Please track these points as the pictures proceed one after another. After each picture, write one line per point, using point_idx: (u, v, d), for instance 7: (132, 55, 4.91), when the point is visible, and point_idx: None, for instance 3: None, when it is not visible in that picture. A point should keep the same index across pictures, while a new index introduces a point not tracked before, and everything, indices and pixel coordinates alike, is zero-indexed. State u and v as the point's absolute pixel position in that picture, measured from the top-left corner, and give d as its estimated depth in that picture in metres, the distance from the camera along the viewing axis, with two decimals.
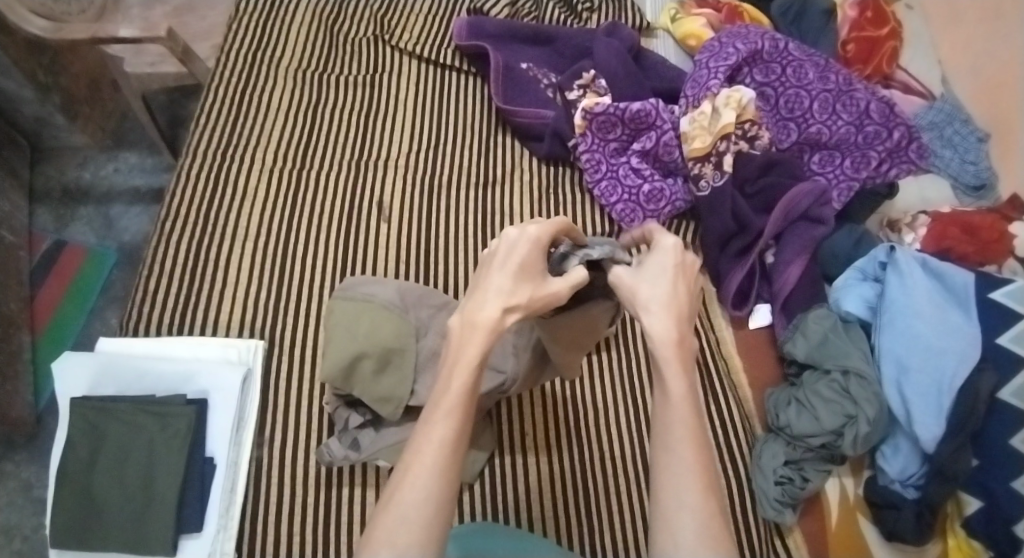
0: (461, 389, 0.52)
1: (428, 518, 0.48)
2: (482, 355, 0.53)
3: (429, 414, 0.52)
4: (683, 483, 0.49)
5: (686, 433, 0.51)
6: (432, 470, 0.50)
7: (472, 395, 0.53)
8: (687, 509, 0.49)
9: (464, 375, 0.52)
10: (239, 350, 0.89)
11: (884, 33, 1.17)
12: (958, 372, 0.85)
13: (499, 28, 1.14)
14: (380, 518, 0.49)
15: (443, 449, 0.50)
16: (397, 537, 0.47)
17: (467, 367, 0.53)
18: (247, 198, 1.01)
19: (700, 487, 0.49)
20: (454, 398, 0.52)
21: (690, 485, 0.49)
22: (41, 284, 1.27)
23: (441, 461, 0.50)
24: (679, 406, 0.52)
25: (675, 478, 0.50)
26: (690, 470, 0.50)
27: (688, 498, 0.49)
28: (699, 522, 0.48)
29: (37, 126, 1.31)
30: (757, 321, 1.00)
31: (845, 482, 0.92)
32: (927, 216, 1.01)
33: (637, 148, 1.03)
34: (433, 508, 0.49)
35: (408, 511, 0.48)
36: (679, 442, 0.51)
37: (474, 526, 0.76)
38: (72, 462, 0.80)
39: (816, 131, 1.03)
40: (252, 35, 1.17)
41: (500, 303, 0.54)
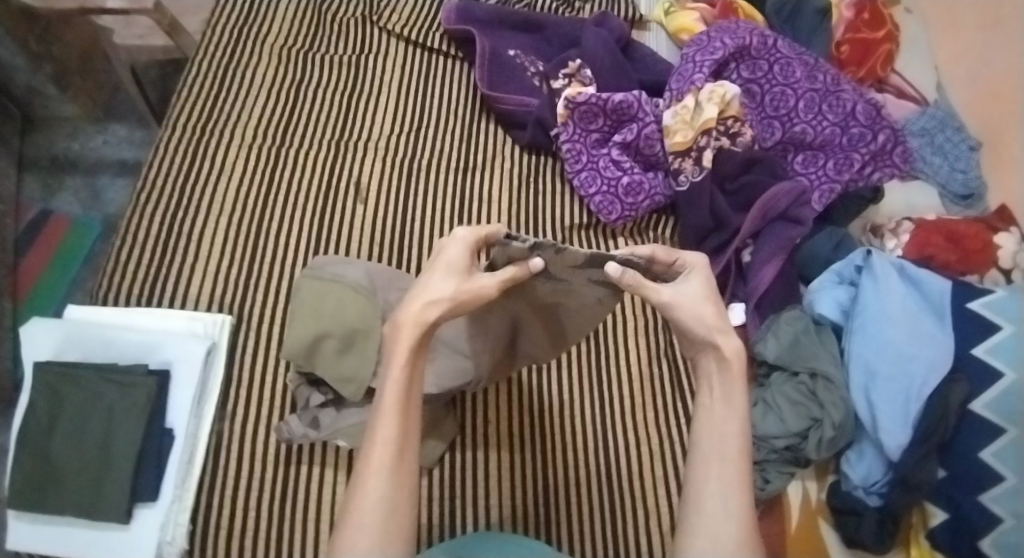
0: (398, 394, 0.59)
1: (383, 516, 0.56)
2: (411, 360, 0.60)
3: (376, 414, 0.59)
4: (728, 492, 0.57)
5: (737, 452, 0.58)
6: (383, 471, 0.57)
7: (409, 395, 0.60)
8: (730, 520, 0.56)
9: (399, 381, 0.59)
10: (205, 324, 0.89)
11: (880, 35, 1.15)
12: (928, 381, 0.84)
13: (488, 14, 1.13)
14: (344, 518, 0.57)
15: (389, 449, 0.58)
16: (359, 537, 0.55)
17: (401, 374, 0.59)
18: (225, 173, 1.01)
19: (743, 501, 0.57)
20: (393, 402, 0.59)
21: (733, 497, 0.57)
22: (26, 252, 1.28)
23: (390, 461, 0.58)
24: (731, 424, 0.60)
25: (720, 489, 0.57)
26: (734, 482, 0.57)
27: (731, 510, 0.56)
28: (740, 526, 0.56)
29: (28, 95, 1.32)
30: (732, 320, 0.97)
31: (809, 485, 0.91)
32: (911, 224, 0.99)
33: (618, 140, 1.02)
34: (390, 506, 0.57)
35: (370, 510, 0.56)
36: (730, 457, 0.58)
37: (475, 535, 0.74)
38: (32, 426, 0.80)
39: (800, 131, 1.02)
40: (240, 10, 1.16)
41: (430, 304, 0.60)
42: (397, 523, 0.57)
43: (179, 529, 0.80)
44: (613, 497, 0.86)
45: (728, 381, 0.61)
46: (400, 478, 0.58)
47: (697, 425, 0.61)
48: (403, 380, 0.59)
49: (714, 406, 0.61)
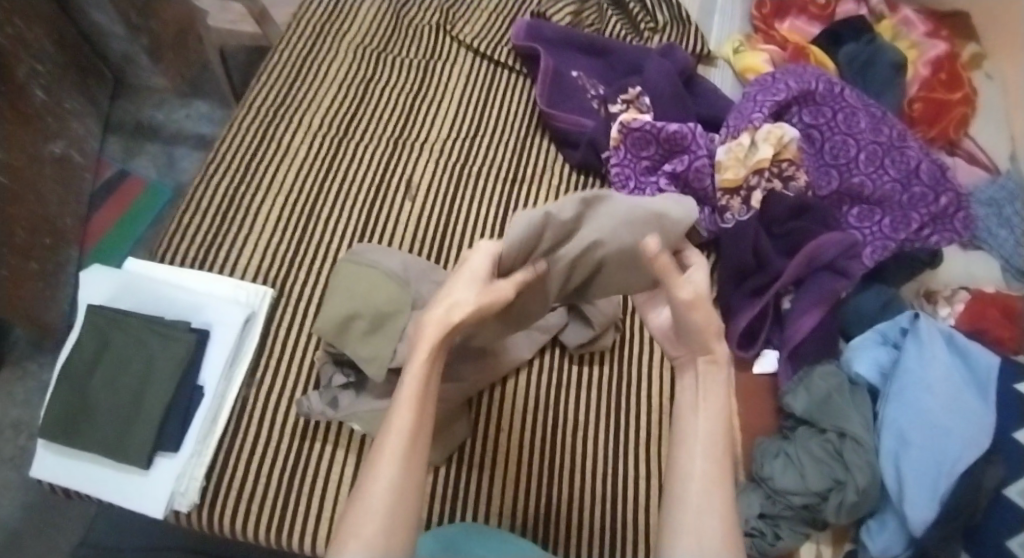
0: (418, 385, 0.56)
1: (389, 511, 0.53)
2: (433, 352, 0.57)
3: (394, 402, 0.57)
4: (711, 488, 0.54)
5: (718, 441, 0.56)
6: (395, 464, 0.54)
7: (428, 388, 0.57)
8: (713, 517, 0.53)
9: (421, 371, 0.57)
10: (248, 294, 0.92)
11: (956, 98, 1.12)
12: (962, 457, 0.80)
13: (556, 34, 1.15)
14: (349, 511, 0.54)
15: (402, 437, 0.55)
16: (361, 527, 0.52)
17: (422, 365, 0.57)
18: (287, 156, 1.05)
19: (724, 494, 0.54)
20: (411, 394, 0.56)
21: (715, 492, 0.54)
22: (98, 207, 1.35)
23: (403, 451, 0.55)
24: (714, 418, 0.57)
25: (703, 484, 0.54)
26: (716, 475, 0.54)
27: (714, 507, 0.53)
28: (723, 523, 0.53)
29: (124, 63, 1.41)
30: (762, 365, 0.96)
31: (822, 550, 0.86)
32: (968, 293, 0.95)
33: (667, 169, 1.00)
34: (399, 495, 0.54)
35: (377, 504, 0.53)
36: (711, 448, 0.55)
37: (466, 528, 0.75)
38: (76, 363, 0.85)
39: (858, 183, 0.99)
40: (326, 7, 1.22)
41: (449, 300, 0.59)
42: (405, 516, 0.54)
43: (193, 484, 0.82)
44: (614, 525, 0.84)
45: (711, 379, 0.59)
46: (412, 470, 0.55)
47: (678, 423, 0.59)
48: (422, 376, 0.57)
49: (696, 403, 0.58)
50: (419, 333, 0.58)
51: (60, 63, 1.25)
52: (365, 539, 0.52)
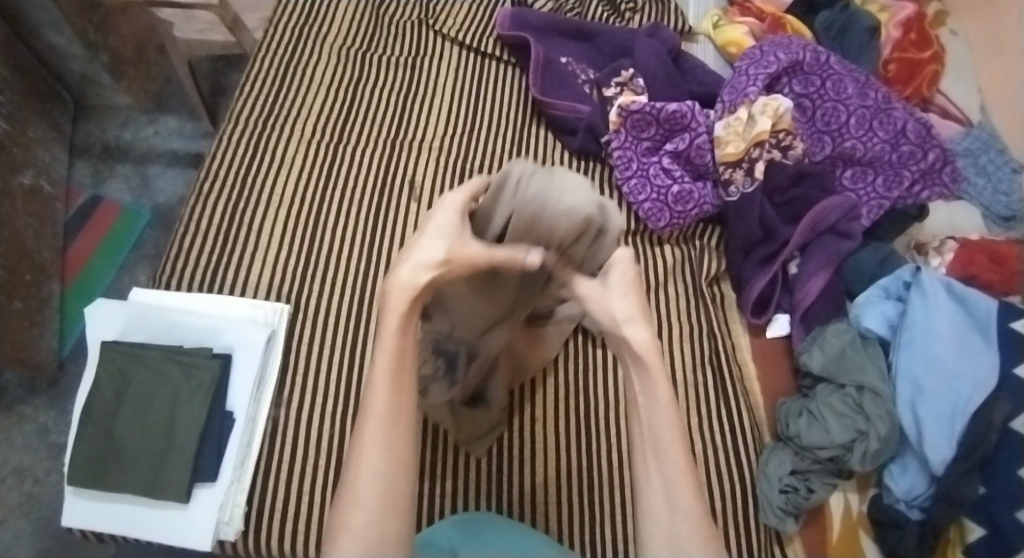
0: (392, 357, 0.54)
1: (381, 502, 0.51)
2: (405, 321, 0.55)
3: (371, 377, 0.54)
4: (672, 489, 0.54)
5: (673, 439, 0.56)
6: (381, 449, 0.52)
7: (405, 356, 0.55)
8: (679, 515, 0.54)
9: (394, 340, 0.54)
10: (267, 312, 0.91)
11: (926, 56, 1.17)
12: (974, 398, 0.85)
13: (542, 21, 1.16)
14: (341, 507, 0.52)
15: (385, 421, 0.53)
16: (354, 519, 0.50)
17: (396, 333, 0.55)
18: (284, 167, 1.03)
19: (689, 488, 0.54)
20: (386, 365, 0.54)
21: (679, 491, 0.54)
22: (75, 236, 1.30)
23: (385, 434, 0.52)
24: (664, 409, 0.56)
25: (663, 484, 0.55)
26: (678, 473, 0.55)
27: (679, 505, 0.54)
28: (693, 521, 0.53)
29: (83, 83, 1.35)
30: (774, 330, 1.00)
31: (850, 497, 0.91)
32: (956, 242, 1.00)
33: (670, 149, 1.04)
34: (387, 485, 0.51)
35: (370, 494, 0.51)
36: (667, 448, 0.55)
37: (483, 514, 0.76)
38: (98, 401, 0.82)
39: (850, 146, 1.04)
40: (302, 10, 1.19)
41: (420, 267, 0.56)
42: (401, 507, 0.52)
43: (236, 511, 0.80)
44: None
45: (646, 372, 0.57)
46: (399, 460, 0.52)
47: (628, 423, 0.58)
48: (395, 355, 0.54)
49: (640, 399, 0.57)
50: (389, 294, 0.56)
51: (19, 90, 1.20)
52: (364, 532, 0.50)
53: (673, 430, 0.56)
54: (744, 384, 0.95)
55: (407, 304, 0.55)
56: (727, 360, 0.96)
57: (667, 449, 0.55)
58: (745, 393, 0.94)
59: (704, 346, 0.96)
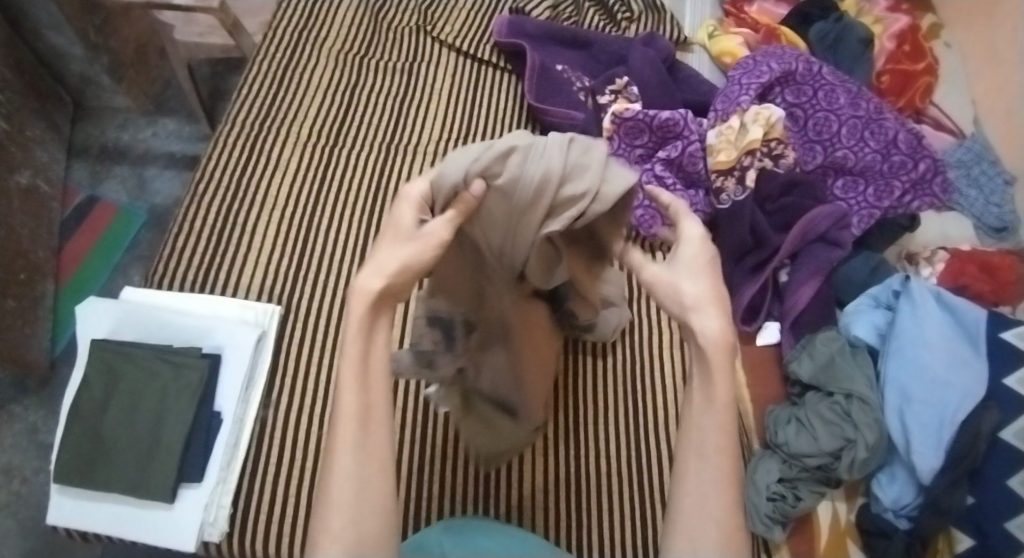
0: (356, 362, 0.52)
1: (356, 505, 0.51)
2: (367, 322, 0.53)
3: (337, 386, 0.52)
4: (709, 490, 0.51)
5: (720, 443, 0.51)
6: (353, 454, 0.51)
7: (371, 361, 0.53)
8: (709, 517, 0.51)
9: (357, 344, 0.53)
10: (256, 313, 0.91)
11: (920, 67, 1.17)
12: (962, 406, 0.85)
13: (538, 29, 1.17)
14: (318, 511, 0.51)
15: (354, 422, 0.52)
16: (331, 523, 0.50)
17: (358, 339, 0.53)
18: (280, 170, 1.04)
19: (726, 494, 0.51)
20: (352, 371, 0.52)
21: (715, 494, 0.51)
22: (70, 237, 1.31)
23: (355, 440, 0.51)
24: (718, 412, 0.52)
25: (701, 486, 0.52)
26: (716, 478, 0.51)
27: (712, 508, 0.51)
28: (722, 531, 0.50)
29: (83, 84, 1.36)
30: (765, 338, 1.00)
31: (839, 506, 0.91)
32: (946, 253, 1.00)
33: (662, 156, 1.04)
34: (359, 484, 0.51)
35: (349, 500, 0.51)
36: (713, 450, 0.51)
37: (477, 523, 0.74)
38: (86, 400, 0.83)
39: (841, 156, 1.05)
40: (301, 15, 1.20)
41: (382, 274, 0.53)
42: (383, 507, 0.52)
43: (221, 511, 0.81)
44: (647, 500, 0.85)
45: (707, 368, 0.53)
46: (371, 461, 0.52)
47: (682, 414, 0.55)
48: (360, 360, 0.52)
49: (700, 391, 0.53)
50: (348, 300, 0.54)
51: (19, 90, 1.21)
52: (344, 533, 0.50)
53: (723, 436, 0.52)
54: (733, 392, 0.95)
55: (366, 309, 0.53)
56: None
57: (714, 454, 0.52)
58: (734, 401, 0.95)
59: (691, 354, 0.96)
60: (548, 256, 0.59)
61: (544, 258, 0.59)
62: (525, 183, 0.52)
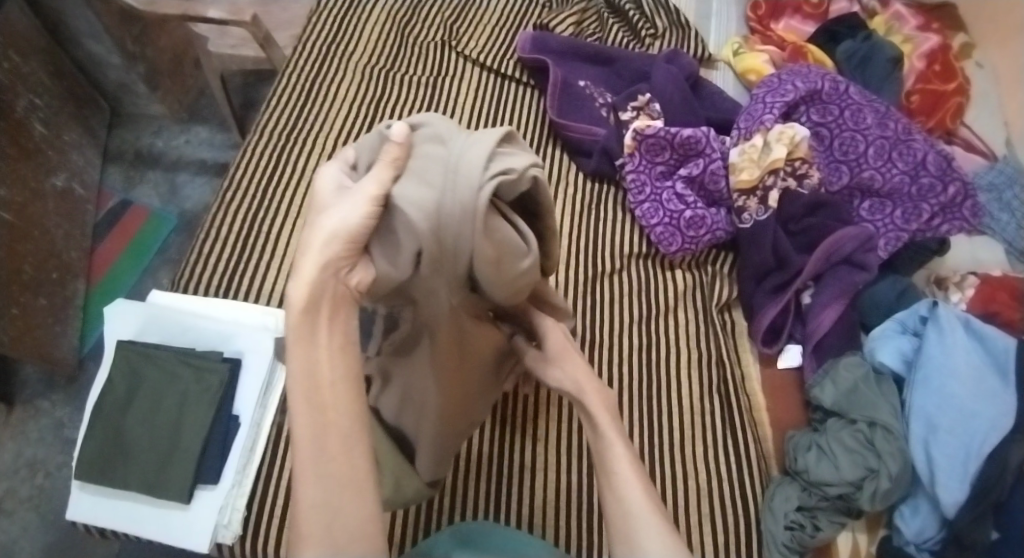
0: (302, 380, 0.51)
1: (331, 529, 0.50)
2: (303, 331, 0.51)
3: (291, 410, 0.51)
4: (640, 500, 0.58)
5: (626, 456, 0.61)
6: (322, 477, 0.50)
7: (323, 380, 0.52)
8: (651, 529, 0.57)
9: (301, 359, 0.51)
10: (278, 320, 0.91)
11: (950, 88, 1.15)
12: (989, 439, 0.82)
13: (562, 45, 1.17)
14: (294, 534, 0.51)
15: (312, 444, 0.50)
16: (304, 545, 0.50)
17: (300, 353, 0.51)
18: (304, 179, 1.04)
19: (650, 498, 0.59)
20: (300, 393, 0.51)
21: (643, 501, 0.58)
22: (103, 238, 1.32)
23: (316, 461, 0.50)
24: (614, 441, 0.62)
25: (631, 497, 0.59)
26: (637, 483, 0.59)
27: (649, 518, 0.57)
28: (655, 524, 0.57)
29: (120, 91, 1.39)
30: (786, 361, 0.98)
31: (859, 538, 0.88)
32: (977, 278, 0.97)
33: (683, 173, 1.05)
34: (331, 509, 0.50)
35: (324, 521, 0.50)
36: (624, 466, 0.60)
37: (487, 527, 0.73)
38: (109, 400, 0.83)
39: (868, 177, 1.03)
40: (329, 29, 1.22)
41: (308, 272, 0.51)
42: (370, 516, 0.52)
43: (234, 515, 0.80)
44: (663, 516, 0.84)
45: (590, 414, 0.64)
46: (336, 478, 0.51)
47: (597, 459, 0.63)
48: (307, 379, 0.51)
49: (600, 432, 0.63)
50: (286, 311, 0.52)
51: (58, 95, 1.23)
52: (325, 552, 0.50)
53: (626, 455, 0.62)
54: (751, 413, 0.94)
55: (299, 321, 0.51)
56: (736, 389, 0.94)
57: (624, 466, 0.61)
58: (753, 425, 0.92)
59: (710, 374, 0.94)
60: (503, 250, 0.52)
61: (499, 253, 0.52)
62: (473, 152, 0.49)
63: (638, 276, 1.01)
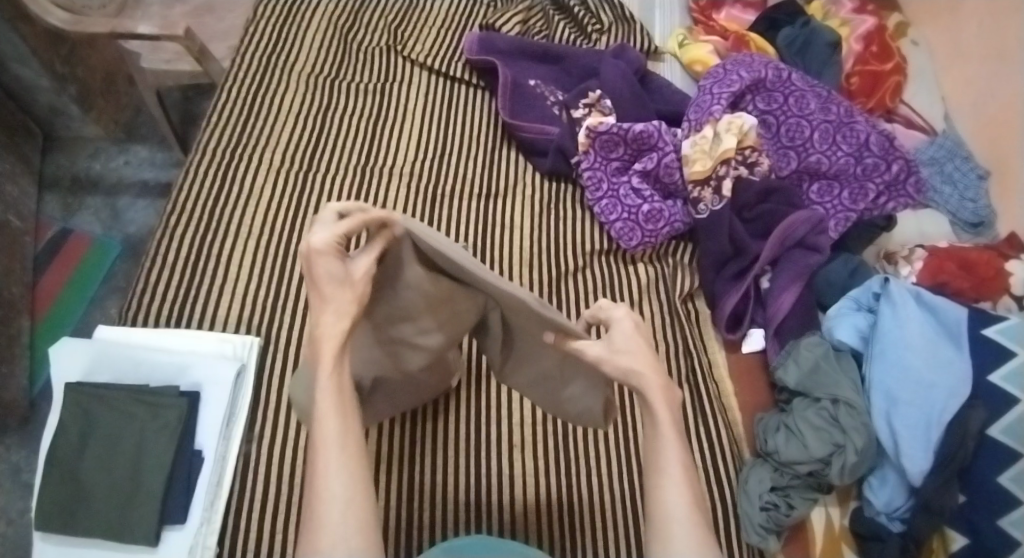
0: (333, 395, 0.54)
1: (348, 529, 0.50)
2: (338, 364, 0.55)
3: (315, 415, 0.54)
4: (677, 498, 0.53)
5: (675, 455, 0.55)
6: (336, 466, 0.52)
7: (346, 392, 0.55)
8: (686, 529, 0.52)
9: (331, 380, 0.54)
10: (235, 346, 0.88)
11: (888, 68, 1.18)
12: (948, 406, 0.84)
13: (509, 45, 1.18)
14: (306, 536, 0.51)
15: (335, 447, 0.53)
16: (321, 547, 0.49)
17: (333, 378, 0.54)
18: (253, 196, 1.02)
19: (690, 502, 0.54)
20: (329, 403, 0.54)
21: (683, 502, 0.53)
22: (44, 270, 1.27)
23: (338, 459, 0.52)
24: (669, 432, 0.55)
25: (669, 497, 0.54)
26: (679, 484, 0.54)
27: (684, 517, 0.53)
28: (696, 526, 0.52)
29: (52, 115, 1.34)
30: (750, 345, 1.00)
31: (832, 511, 0.90)
32: (925, 251, 0.99)
33: (638, 168, 1.06)
34: (347, 506, 0.51)
35: (334, 522, 0.50)
36: (670, 462, 0.54)
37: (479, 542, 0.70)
38: (61, 445, 0.79)
39: (815, 160, 1.06)
40: (268, 39, 1.19)
41: (335, 315, 0.55)
42: (365, 512, 0.52)
43: (206, 553, 0.77)
44: (628, 500, 0.85)
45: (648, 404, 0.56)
46: (343, 457, 0.53)
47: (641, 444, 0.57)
48: (335, 379, 0.55)
49: (651, 422, 0.56)
50: (315, 350, 0.55)
51: None
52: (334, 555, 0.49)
53: (676, 447, 0.55)
54: (720, 400, 0.95)
55: (335, 346, 0.55)
56: (703, 378, 0.95)
57: (672, 468, 0.54)
58: (722, 411, 0.94)
59: (678, 364, 0.96)
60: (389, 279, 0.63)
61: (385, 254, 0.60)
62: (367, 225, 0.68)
63: (601, 272, 1.01)
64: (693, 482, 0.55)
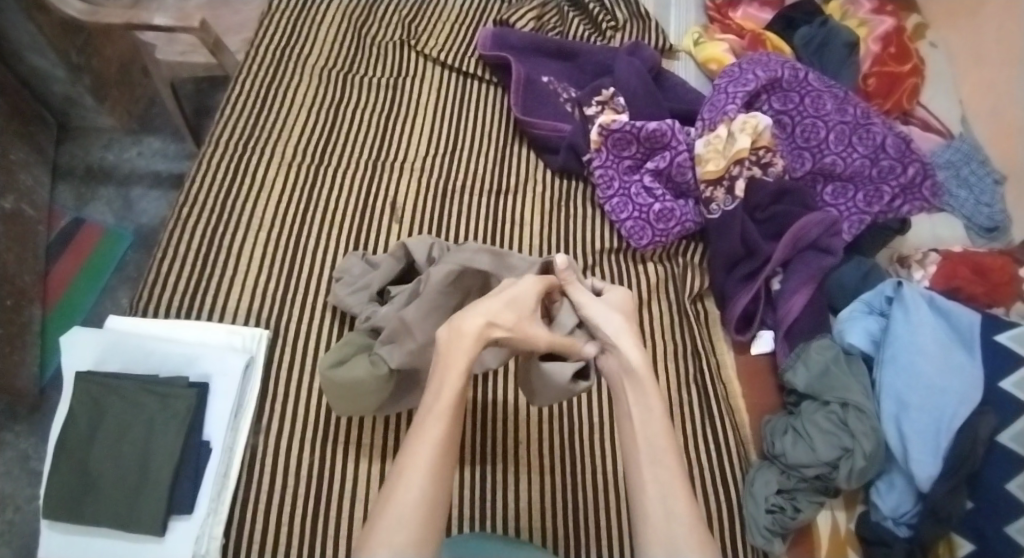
0: (451, 399, 0.63)
1: (419, 525, 0.57)
2: (466, 370, 0.64)
3: (425, 415, 0.62)
4: (666, 486, 0.62)
5: (665, 446, 0.65)
6: (425, 470, 0.59)
7: (461, 401, 0.64)
8: (672, 514, 0.61)
9: (455, 385, 0.63)
10: (244, 338, 0.89)
11: (906, 69, 1.17)
12: (958, 412, 0.83)
13: (523, 41, 1.17)
14: (378, 521, 0.57)
15: (436, 451, 0.60)
16: (395, 537, 0.56)
17: (455, 382, 0.64)
18: (265, 189, 1.02)
19: (682, 493, 0.62)
20: (445, 405, 0.62)
21: (675, 493, 0.62)
22: (56, 259, 1.28)
23: (433, 459, 0.60)
24: (656, 417, 0.66)
25: (659, 486, 0.62)
26: (670, 477, 0.63)
27: (672, 505, 0.61)
28: (684, 505, 0.61)
29: (66, 105, 1.35)
30: (759, 347, 1.00)
31: (838, 515, 0.90)
32: (938, 255, 0.99)
33: (650, 167, 1.05)
34: (426, 508, 0.58)
35: (404, 513, 0.57)
36: (663, 455, 0.64)
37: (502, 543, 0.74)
38: (72, 433, 0.80)
39: (829, 162, 1.05)
40: (282, 32, 1.19)
41: (482, 318, 0.66)
42: (428, 526, 0.57)
43: (213, 543, 0.78)
44: (632, 501, 0.85)
45: (641, 390, 0.68)
46: (430, 465, 0.59)
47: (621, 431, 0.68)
48: (460, 387, 0.64)
49: (634, 408, 0.68)
50: (452, 347, 0.66)
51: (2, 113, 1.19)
52: (402, 543, 0.55)
53: (665, 439, 0.65)
54: (729, 402, 0.95)
55: (472, 349, 0.65)
56: (712, 379, 0.95)
57: (660, 460, 0.64)
58: (731, 413, 0.94)
59: (687, 364, 0.96)
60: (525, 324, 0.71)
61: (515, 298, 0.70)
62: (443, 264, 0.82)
63: (612, 271, 1.01)
64: (682, 476, 0.63)
